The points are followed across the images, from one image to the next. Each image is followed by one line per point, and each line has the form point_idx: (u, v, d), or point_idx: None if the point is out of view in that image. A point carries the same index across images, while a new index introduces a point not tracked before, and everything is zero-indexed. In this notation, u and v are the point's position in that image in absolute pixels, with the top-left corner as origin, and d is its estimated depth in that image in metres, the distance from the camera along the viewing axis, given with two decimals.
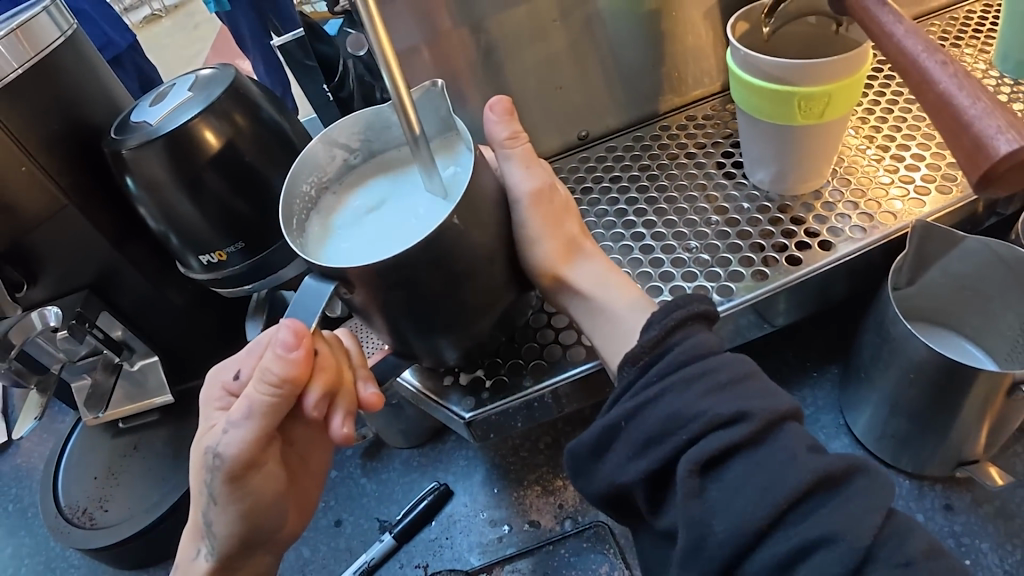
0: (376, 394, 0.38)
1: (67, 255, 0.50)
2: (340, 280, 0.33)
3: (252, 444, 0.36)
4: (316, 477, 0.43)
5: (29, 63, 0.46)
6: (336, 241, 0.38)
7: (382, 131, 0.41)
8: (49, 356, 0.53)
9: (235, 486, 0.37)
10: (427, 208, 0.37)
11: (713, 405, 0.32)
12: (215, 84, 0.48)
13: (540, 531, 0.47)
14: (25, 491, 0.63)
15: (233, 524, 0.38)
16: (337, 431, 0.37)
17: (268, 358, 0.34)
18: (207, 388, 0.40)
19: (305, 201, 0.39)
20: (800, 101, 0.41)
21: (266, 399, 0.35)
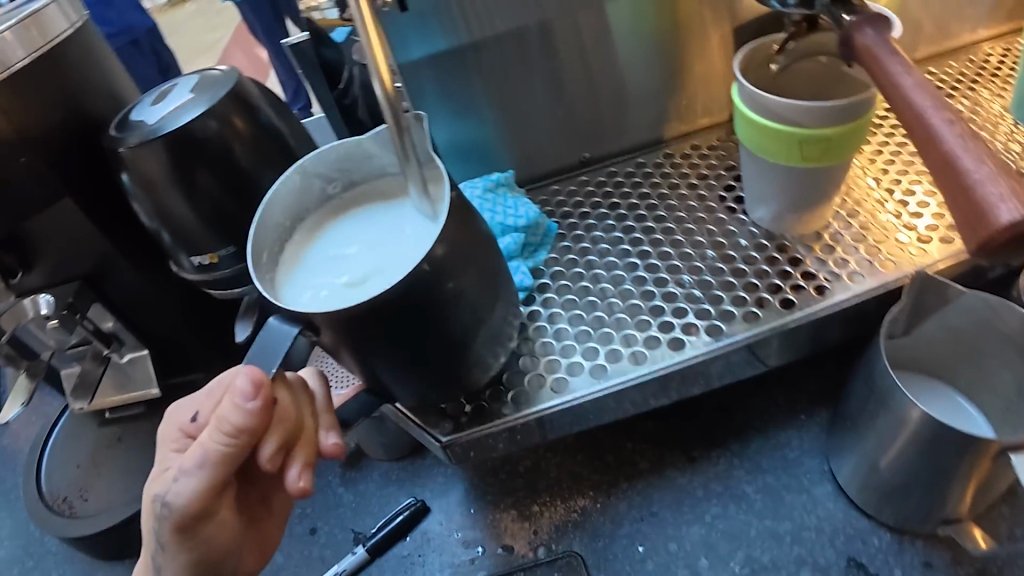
0: (337, 444, 0.38)
1: (63, 245, 0.51)
2: (306, 325, 0.33)
3: (201, 494, 0.34)
4: (276, 518, 0.42)
5: (35, 54, 0.47)
6: (309, 274, 0.37)
7: (361, 161, 0.40)
8: (39, 341, 0.54)
9: (185, 535, 0.36)
10: (409, 241, 0.37)
11: None
12: (218, 86, 0.47)
13: (512, 557, 0.47)
14: (10, 473, 0.63)
15: (181, 571, 0.37)
16: (292, 485, 0.35)
17: (225, 406, 0.33)
18: (165, 428, 0.39)
19: (280, 233, 0.39)
20: (803, 142, 0.41)
21: (221, 449, 0.33)
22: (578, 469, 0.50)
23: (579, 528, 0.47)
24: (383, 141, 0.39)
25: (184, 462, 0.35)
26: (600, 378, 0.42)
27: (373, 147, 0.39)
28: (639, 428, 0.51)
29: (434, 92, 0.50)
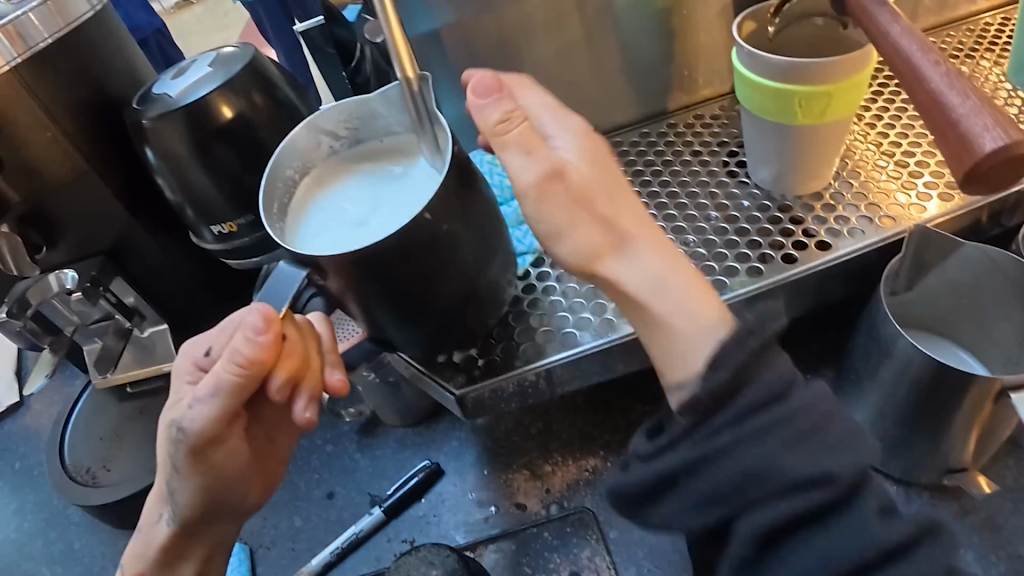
0: (341, 380, 0.39)
1: (88, 220, 0.53)
2: (313, 268, 0.35)
3: (214, 421, 0.36)
4: (282, 453, 0.43)
5: (58, 34, 0.48)
6: (314, 224, 0.39)
7: (368, 120, 0.42)
8: (64, 317, 0.54)
9: (199, 459, 0.37)
10: (413, 193, 0.38)
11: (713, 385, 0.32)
12: (234, 62, 0.49)
13: (525, 514, 0.48)
14: (33, 450, 0.65)
15: (194, 496, 0.38)
16: (299, 414, 0.37)
17: (237, 339, 0.34)
18: (179, 361, 0.39)
19: (288, 186, 0.41)
20: (802, 100, 0.42)
21: (233, 379, 0.34)
22: (588, 430, 0.51)
23: (591, 486, 0.48)
24: (390, 99, 0.41)
25: (197, 391, 0.36)
26: (608, 332, 0.44)
27: (381, 104, 0.41)
28: (647, 390, 0.53)
29: (443, 65, 0.52)
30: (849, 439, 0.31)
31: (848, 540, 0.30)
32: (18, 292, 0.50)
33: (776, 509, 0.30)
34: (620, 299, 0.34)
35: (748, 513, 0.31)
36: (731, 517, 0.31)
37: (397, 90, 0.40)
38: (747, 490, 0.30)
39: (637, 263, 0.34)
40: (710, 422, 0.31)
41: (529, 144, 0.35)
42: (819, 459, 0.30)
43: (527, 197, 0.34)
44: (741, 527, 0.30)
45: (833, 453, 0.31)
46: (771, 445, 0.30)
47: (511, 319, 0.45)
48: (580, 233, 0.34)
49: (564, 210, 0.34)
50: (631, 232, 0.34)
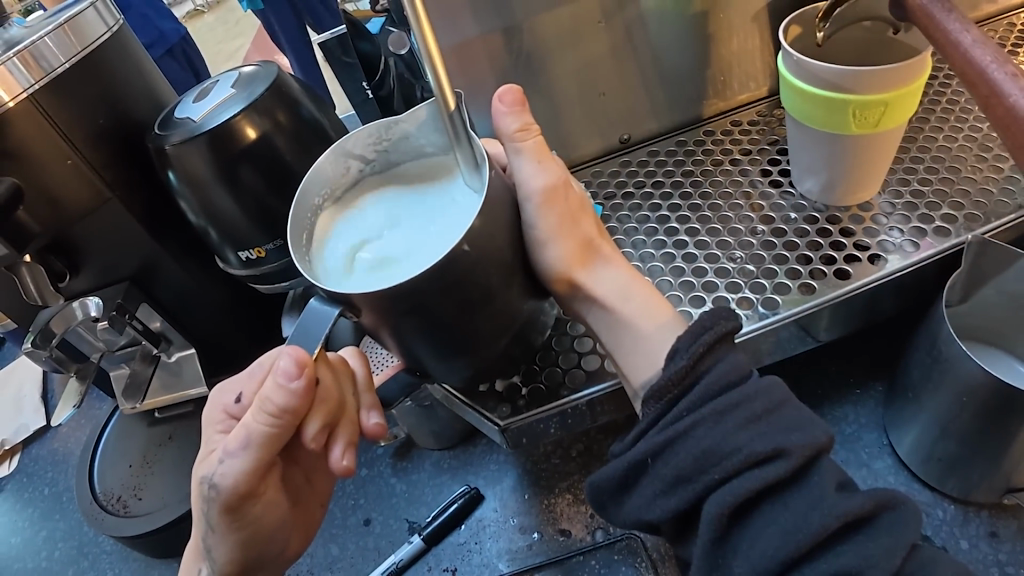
0: (379, 424, 0.38)
1: (112, 247, 0.51)
2: (345, 305, 0.31)
3: (249, 475, 0.34)
4: (320, 498, 0.42)
5: (76, 58, 0.47)
6: (342, 256, 0.35)
7: (400, 142, 0.38)
8: (88, 344, 0.53)
9: (234, 516, 0.35)
10: (451, 218, 0.34)
11: (748, 443, 0.30)
12: (258, 82, 0.47)
13: (570, 541, 0.46)
14: (61, 475, 0.64)
15: (233, 551, 0.37)
16: (335, 462, 0.36)
17: (268, 387, 0.32)
18: (208, 410, 0.39)
19: (315, 215, 0.37)
20: (855, 109, 0.40)
21: (265, 429, 0.33)
22: None
23: None
24: (422, 118, 0.36)
25: (227, 444, 0.35)
26: None
27: (412, 125, 0.37)
28: None
29: (473, 78, 0.50)
30: (806, 423, 0.32)
31: (801, 515, 0.29)
32: (41, 322, 0.48)
33: (740, 482, 0.30)
34: (590, 303, 0.39)
35: (716, 488, 0.30)
36: (701, 496, 0.31)
37: (431, 108, 0.36)
38: (708, 470, 0.31)
39: (606, 277, 0.39)
40: (671, 412, 0.32)
41: (541, 155, 0.38)
42: (773, 437, 0.30)
43: (530, 199, 0.36)
44: (708, 503, 0.30)
45: (789, 433, 0.31)
46: (723, 426, 0.31)
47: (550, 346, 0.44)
48: (565, 242, 0.37)
49: (557, 219, 0.37)
50: (602, 251, 0.39)
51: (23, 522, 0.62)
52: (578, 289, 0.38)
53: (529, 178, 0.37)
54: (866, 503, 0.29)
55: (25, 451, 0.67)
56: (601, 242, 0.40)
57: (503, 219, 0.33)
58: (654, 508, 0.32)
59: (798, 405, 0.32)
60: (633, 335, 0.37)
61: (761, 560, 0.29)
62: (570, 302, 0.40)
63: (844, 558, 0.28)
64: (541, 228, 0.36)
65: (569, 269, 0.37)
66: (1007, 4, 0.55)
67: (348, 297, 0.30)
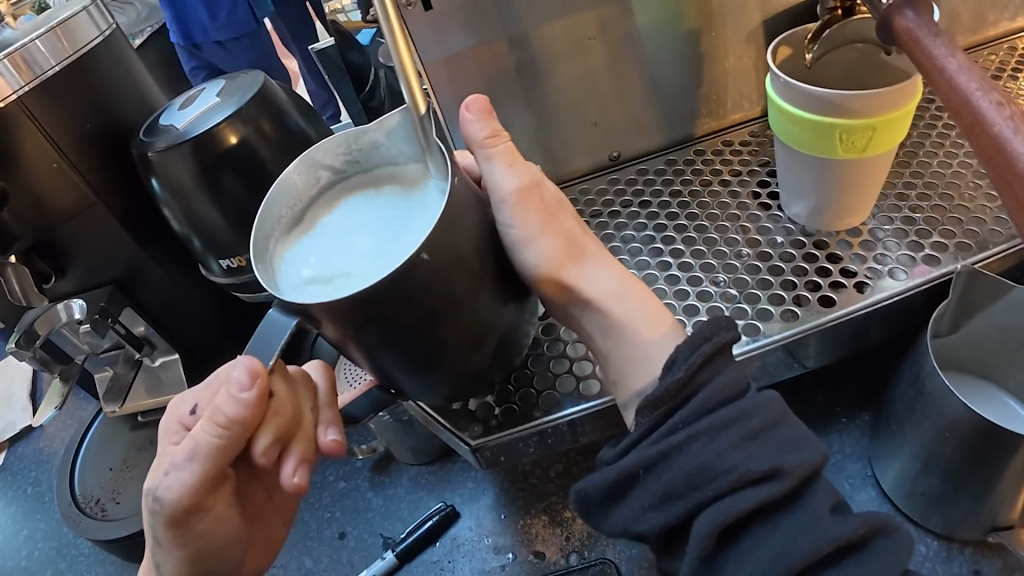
0: (336, 440, 0.37)
1: (96, 251, 0.51)
2: (303, 316, 0.31)
3: (194, 488, 0.33)
4: (283, 514, 0.42)
5: (64, 63, 0.47)
6: (305, 267, 0.34)
7: (369, 151, 0.37)
8: (72, 346, 0.54)
9: (180, 531, 0.35)
10: (414, 229, 0.33)
11: (744, 462, 0.29)
12: (244, 90, 0.47)
13: (544, 563, 0.46)
14: (44, 475, 0.65)
15: (181, 567, 0.36)
16: (286, 479, 0.35)
17: (220, 398, 0.32)
18: (165, 420, 0.38)
19: (282, 227, 0.36)
20: (842, 133, 0.40)
21: (213, 441, 0.33)
22: None
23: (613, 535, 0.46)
24: (390, 127, 0.36)
25: (175, 456, 0.34)
26: None
27: (380, 134, 0.36)
28: None
29: (461, 90, 0.50)
30: (802, 441, 0.30)
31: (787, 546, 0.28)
32: (25, 323, 0.48)
33: (733, 500, 0.29)
34: (584, 306, 0.38)
35: (708, 505, 0.29)
36: (692, 513, 0.29)
37: (400, 116, 0.35)
38: (701, 486, 0.29)
39: (599, 277, 0.38)
40: (669, 420, 0.31)
41: (513, 160, 0.37)
42: (770, 456, 0.29)
43: (504, 203, 0.36)
44: (697, 522, 0.29)
45: (785, 452, 0.29)
46: (718, 443, 0.29)
47: (526, 366, 0.43)
48: (548, 241, 0.36)
49: (539, 218, 0.36)
50: (592, 251, 0.39)
51: (5, 521, 0.62)
52: (569, 292, 0.37)
53: (501, 182, 0.37)
54: (859, 528, 0.28)
55: (10, 449, 0.68)
56: (586, 241, 0.39)
57: (472, 240, 0.33)
58: (643, 521, 0.30)
59: (794, 423, 0.31)
60: (627, 339, 0.36)
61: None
62: (563, 308, 0.39)
63: None
64: (519, 229, 0.36)
65: (559, 268, 0.36)
66: (1009, 27, 0.54)
67: (308, 309, 0.30)
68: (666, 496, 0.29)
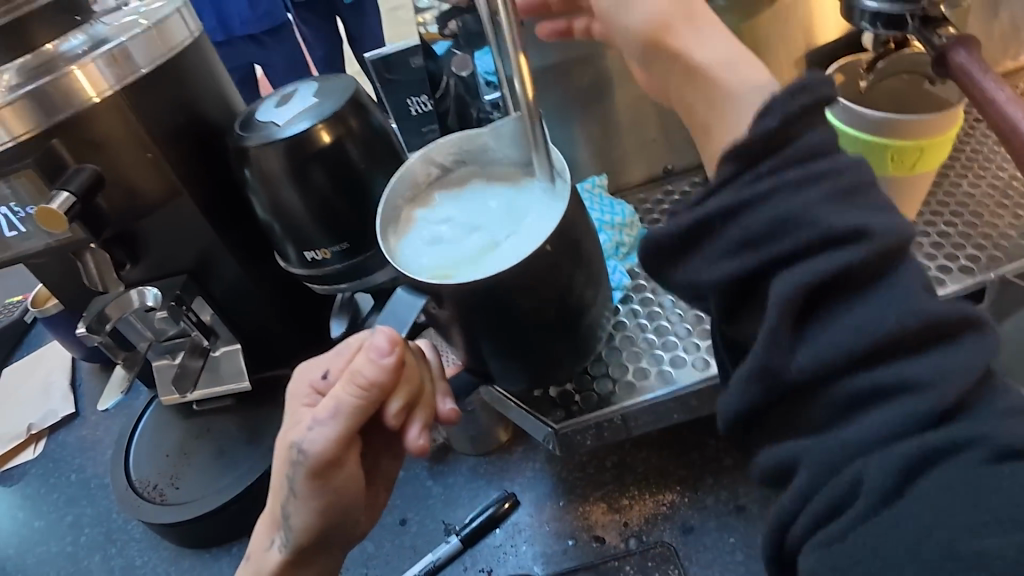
0: (453, 410, 0.39)
1: (173, 238, 0.53)
2: (432, 295, 0.34)
3: (337, 442, 0.35)
4: (387, 480, 0.44)
5: (161, 59, 0.50)
6: (419, 252, 0.37)
7: (476, 152, 0.41)
8: (137, 334, 0.56)
9: (318, 483, 0.37)
10: (524, 223, 0.36)
11: (925, 331, 0.26)
12: (334, 93, 0.50)
13: (604, 547, 0.48)
14: (90, 463, 0.65)
15: (310, 520, 0.38)
16: (412, 441, 0.37)
17: (361, 361, 0.34)
18: (295, 384, 0.40)
19: (396, 216, 0.39)
20: (892, 153, 0.44)
21: (355, 400, 0.35)
22: (665, 465, 0.51)
23: (669, 521, 0.49)
24: (500, 131, 0.39)
25: (315, 414, 0.36)
26: (704, 370, 0.45)
27: (490, 137, 0.39)
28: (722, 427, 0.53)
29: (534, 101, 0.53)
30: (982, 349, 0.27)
31: (967, 482, 0.24)
32: (99, 306, 0.50)
33: (891, 398, 0.26)
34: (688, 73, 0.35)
35: (866, 402, 0.26)
36: (842, 404, 0.27)
37: (510, 121, 0.39)
38: (859, 364, 0.26)
39: (714, 41, 0.34)
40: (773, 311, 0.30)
41: None
42: (944, 358, 0.26)
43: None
44: (847, 424, 0.26)
45: (962, 355, 0.26)
46: (892, 310, 0.26)
47: (603, 357, 0.47)
48: None
49: None
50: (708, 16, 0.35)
51: (51, 507, 0.63)
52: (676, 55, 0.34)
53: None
54: None
55: (52, 437, 0.68)
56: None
57: (578, 230, 0.36)
58: (782, 428, 0.28)
59: None
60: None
61: (876, 431, 0.26)
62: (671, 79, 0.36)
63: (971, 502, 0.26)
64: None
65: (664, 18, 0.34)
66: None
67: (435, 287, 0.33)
68: (773, 358, 0.27)
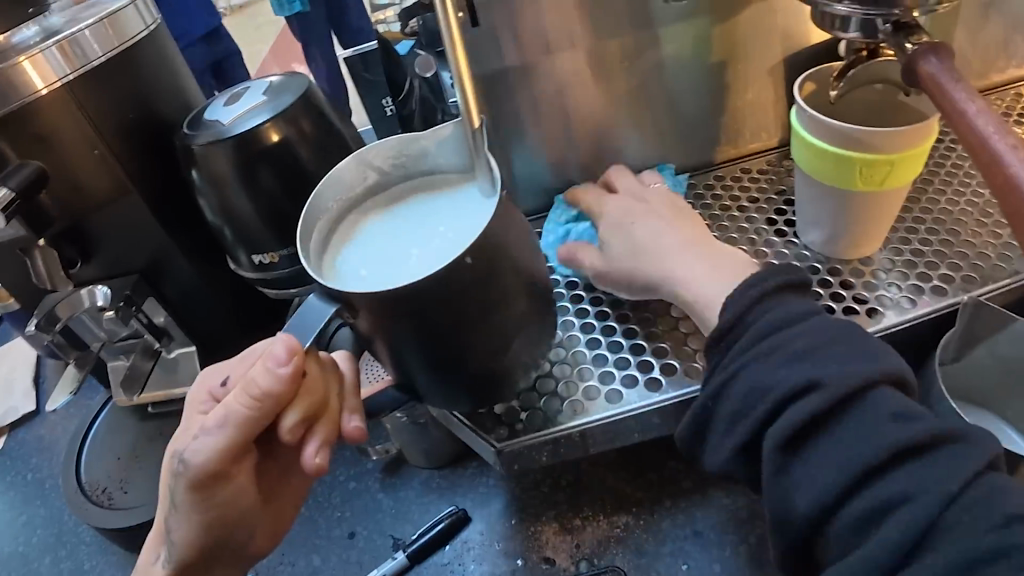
0: (358, 428, 0.38)
1: (123, 237, 0.52)
2: (344, 304, 0.32)
3: (221, 455, 0.35)
4: (294, 499, 0.42)
5: (111, 53, 0.48)
6: (349, 264, 0.36)
7: (417, 157, 0.39)
8: (92, 333, 0.54)
9: (201, 497, 0.36)
10: (458, 235, 0.35)
11: (786, 376, 0.31)
12: (287, 92, 0.48)
13: (554, 569, 0.46)
14: (46, 462, 0.64)
15: (191, 536, 0.37)
16: (308, 458, 0.36)
17: (256, 370, 0.34)
18: (194, 391, 0.40)
19: (327, 222, 0.37)
20: (862, 166, 0.42)
21: (244, 410, 0.34)
22: (621, 485, 0.49)
23: (622, 544, 0.47)
24: (442, 137, 0.37)
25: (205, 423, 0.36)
26: (655, 391, 0.43)
27: (432, 142, 0.38)
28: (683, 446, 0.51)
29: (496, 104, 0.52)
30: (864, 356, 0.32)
31: (858, 446, 0.30)
32: (47, 306, 0.49)
33: (789, 413, 0.31)
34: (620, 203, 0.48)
35: (770, 424, 0.31)
36: (757, 430, 0.32)
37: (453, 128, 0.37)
38: (756, 404, 0.32)
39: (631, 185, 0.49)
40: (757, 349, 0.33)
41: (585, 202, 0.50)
42: (809, 368, 0.31)
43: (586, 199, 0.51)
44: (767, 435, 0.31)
45: (856, 362, 0.31)
46: (773, 363, 0.32)
47: (552, 373, 0.45)
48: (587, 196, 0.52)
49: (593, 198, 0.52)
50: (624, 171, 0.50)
51: (4, 507, 0.62)
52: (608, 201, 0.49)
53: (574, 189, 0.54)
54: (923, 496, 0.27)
55: (11, 435, 0.67)
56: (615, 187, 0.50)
57: (514, 242, 0.34)
58: (722, 447, 0.33)
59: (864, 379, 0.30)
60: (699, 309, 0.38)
61: (824, 476, 0.30)
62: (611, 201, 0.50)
63: (896, 486, 0.29)
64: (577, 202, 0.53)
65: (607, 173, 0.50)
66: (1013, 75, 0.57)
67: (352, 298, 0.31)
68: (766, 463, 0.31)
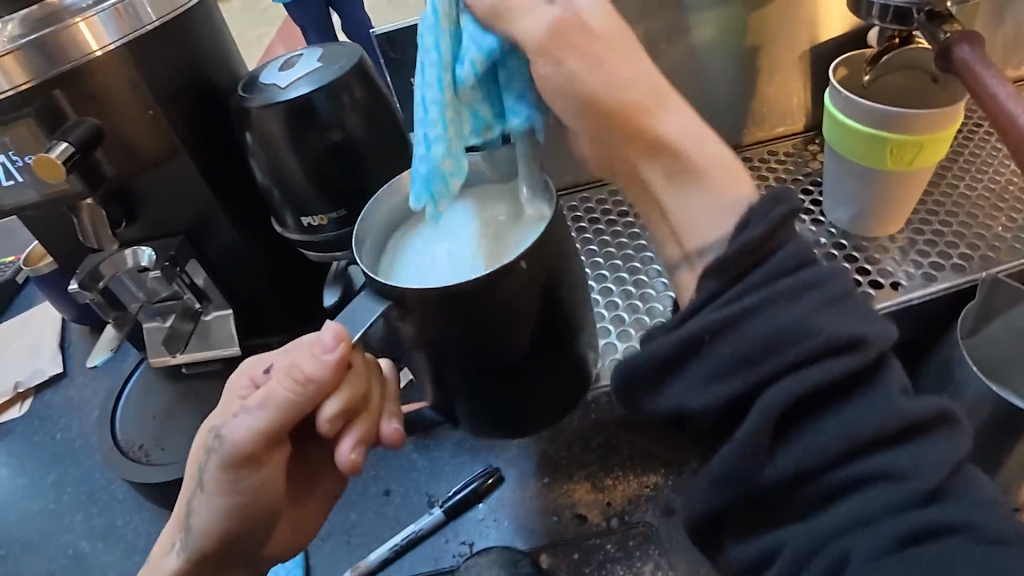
0: (395, 433, 0.42)
1: (170, 198, 0.53)
2: (394, 302, 0.37)
3: (257, 438, 0.38)
4: (320, 502, 0.45)
5: (163, 19, 0.49)
6: (405, 265, 0.42)
7: (468, 179, 0.45)
8: (130, 294, 0.56)
9: (229, 478, 0.39)
10: (501, 247, 0.41)
11: (829, 326, 0.28)
12: (341, 59, 0.50)
13: (587, 525, 0.48)
14: (75, 423, 0.65)
15: (214, 522, 0.40)
16: (343, 454, 0.39)
17: (302, 356, 0.37)
18: (234, 378, 0.43)
19: (384, 233, 0.44)
20: (892, 146, 0.44)
21: (286, 394, 0.37)
22: (650, 448, 0.52)
23: (652, 502, 0.49)
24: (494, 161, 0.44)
25: (246, 406, 0.39)
26: None
27: (484, 166, 0.44)
28: None
29: None
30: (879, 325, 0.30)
31: (864, 415, 0.28)
32: (92, 265, 0.52)
33: (805, 373, 0.28)
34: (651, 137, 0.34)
35: (779, 377, 0.28)
36: (757, 383, 0.29)
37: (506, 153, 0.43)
38: (779, 351, 0.28)
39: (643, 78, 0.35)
40: (727, 291, 0.30)
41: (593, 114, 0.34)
42: (849, 325, 0.29)
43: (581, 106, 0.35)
44: (765, 398, 0.28)
45: (864, 322, 0.29)
46: (797, 307, 0.29)
47: None
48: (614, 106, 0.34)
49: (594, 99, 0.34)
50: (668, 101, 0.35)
51: (34, 465, 0.62)
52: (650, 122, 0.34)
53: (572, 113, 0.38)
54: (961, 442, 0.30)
55: (37, 396, 0.68)
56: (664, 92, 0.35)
57: None
58: (700, 393, 0.30)
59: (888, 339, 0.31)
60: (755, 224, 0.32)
61: (827, 444, 0.28)
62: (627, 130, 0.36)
63: (896, 460, 0.28)
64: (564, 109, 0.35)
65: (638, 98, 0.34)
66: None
67: None
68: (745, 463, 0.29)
